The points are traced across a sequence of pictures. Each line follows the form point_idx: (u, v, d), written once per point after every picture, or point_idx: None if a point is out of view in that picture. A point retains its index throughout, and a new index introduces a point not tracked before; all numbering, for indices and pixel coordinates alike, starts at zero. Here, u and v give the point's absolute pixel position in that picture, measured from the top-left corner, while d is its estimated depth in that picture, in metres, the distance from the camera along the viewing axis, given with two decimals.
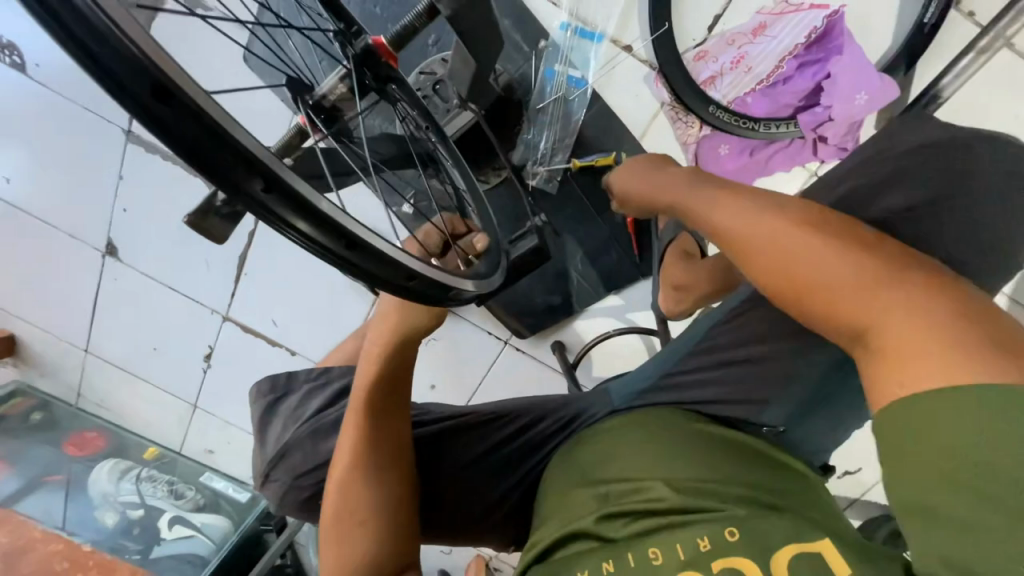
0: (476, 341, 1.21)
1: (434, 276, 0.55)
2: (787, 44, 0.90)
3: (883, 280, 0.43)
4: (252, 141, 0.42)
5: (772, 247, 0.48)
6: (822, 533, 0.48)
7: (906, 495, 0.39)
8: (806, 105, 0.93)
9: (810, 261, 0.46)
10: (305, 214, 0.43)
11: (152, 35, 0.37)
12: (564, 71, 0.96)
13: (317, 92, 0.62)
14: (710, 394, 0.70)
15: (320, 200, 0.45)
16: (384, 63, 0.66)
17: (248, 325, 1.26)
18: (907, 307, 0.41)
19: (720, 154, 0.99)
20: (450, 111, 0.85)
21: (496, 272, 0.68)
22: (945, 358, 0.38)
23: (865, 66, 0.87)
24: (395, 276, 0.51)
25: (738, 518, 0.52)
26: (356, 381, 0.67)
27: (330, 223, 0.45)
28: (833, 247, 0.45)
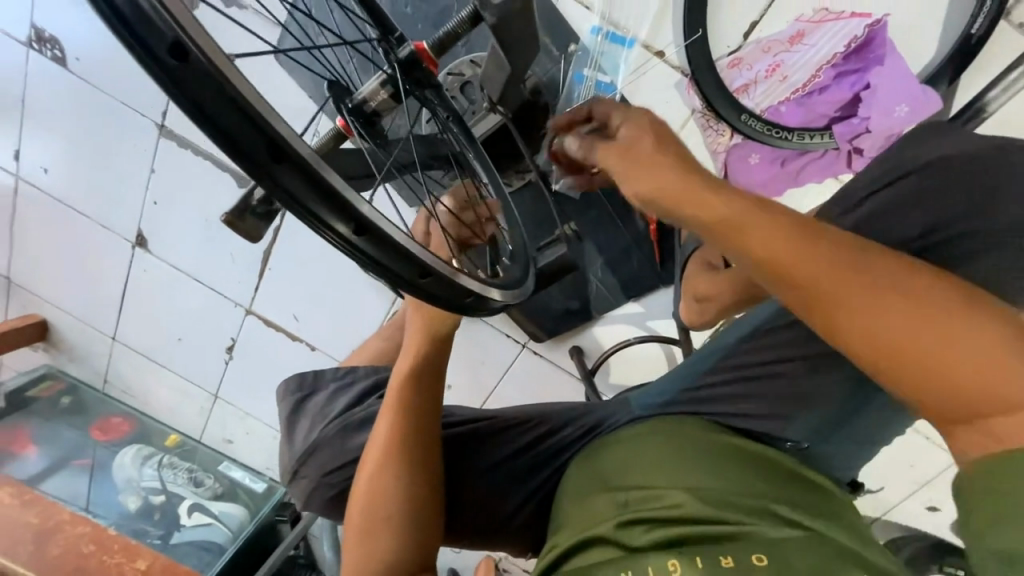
0: (494, 343, 1.21)
1: (468, 284, 0.54)
2: (825, 53, 0.88)
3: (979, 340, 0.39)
4: (312, 155, 0.41)
5: (895, 314, 0.41)
6: (858, 569, 0.49)
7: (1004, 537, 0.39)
8: (842, 116, 0.91)
9: (917, 331, 0.40)
10: (344, 215, 0.42)
11: (204, 27, 0.36)
12: (593, 76, 0.95)
13: (357, 97, 0.63)
14: (738, 408, 0.68)
15: (361, 202, 0.43)
16: (424, 69, 0.65)
17: (270, 318, 1.28)
18: (1004, 364, 0.39)
19: (750, 164, 0.97)
20: (478, 113, 0.84)
21: (525, 279, 0.67)
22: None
23: (907, 77, 0.85)
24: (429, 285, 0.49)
25: (764, 537, 0.52)
26: (392, 377, 0.68)
27: (385, 240, 0.45)
28: (894, 288, 0.42)
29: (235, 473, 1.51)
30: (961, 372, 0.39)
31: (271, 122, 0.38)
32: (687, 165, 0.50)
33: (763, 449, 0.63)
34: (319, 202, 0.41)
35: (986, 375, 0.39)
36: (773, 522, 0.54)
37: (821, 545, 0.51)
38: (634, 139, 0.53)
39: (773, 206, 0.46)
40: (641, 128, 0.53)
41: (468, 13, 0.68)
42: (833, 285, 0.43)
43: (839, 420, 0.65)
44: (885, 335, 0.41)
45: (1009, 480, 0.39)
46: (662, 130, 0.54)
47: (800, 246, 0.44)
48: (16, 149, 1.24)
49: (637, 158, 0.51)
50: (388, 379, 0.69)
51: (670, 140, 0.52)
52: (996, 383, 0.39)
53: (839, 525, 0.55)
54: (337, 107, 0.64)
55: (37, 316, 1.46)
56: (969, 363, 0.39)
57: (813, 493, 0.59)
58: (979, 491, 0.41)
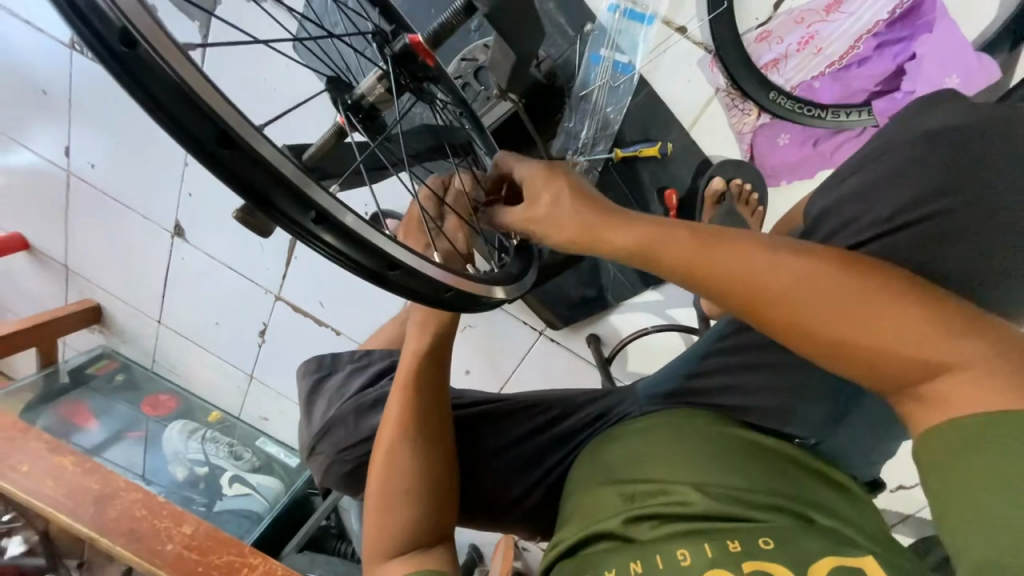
0: (510, 330, 1.22)
1: (467, 287, 0.55)
2: (866, 22, 0.81)
3: (921, 320, 0.40)
4: (275, 154, 0.41)
5: (820, 305, 0.42)
6: (864, 551, 0.48)
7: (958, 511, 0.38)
8: (882, 91, 0.84)
9: (862, 322, 0.41)
10: (328, 225, 0.44)
11: (182, 49, 0.37)
12: (610, 56, 0.90)
13: (356, 92, 0.61)
14: (751, 402, 0.64)
15: (345, 213, 0.45)
16: (420, 62, 0.62)
17: (298, 305, 1.33)
18: (950, 338, 0.39)
19: (779, 145, 0.92)
20: (489, 100, 0.81)
21: (528, 271, 0.67)
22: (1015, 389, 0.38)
23: (959, 45, 0.77)
24: (431, 290, 0.52)
25: (780, 531, 0.50)
26: (401, 366, 0.70)
27: (353, 235, 0.45)
28: (825, 282, 0.43)
29: (271, 448, 1.62)
30: (901, 350, 0.40)
31: (256, 145, 0.40)
32: (600, 205, 0.50)
33: (779, 443, 0.60)
34: (283, 197, 0.42)
35: (929, 351, 0.39)
36: (787, 517, 0.51)
37: (838, 542, 0.49)
38: (535, 197, 0.52)
39: (673, 228, 0.47)
40: (537, 177, 0.53)
41: (463, 2, 0.66)
42: (775, 292, 0.43)
43: (867, 415, 0.61)
44: (839, 330, 0.42)
45: (971, 452, 0.38)
46: (559, 173, 0.53)
47: (708, 262, 0.46)
48: (65, 145, 1.33)
49: (544, 213, 0.52)
50: (399, 368, 0.70)
51: (568, 181, 0.52)
52: (952, 358, 0.39)
53: (855, 526, 0.52)
54: (336, 101, 0.63)
55: (92, 301, 1.58)
56: (927, 345, 0.39)
57: (831, 488, 0.57)
58: (939, 461, 0.39)
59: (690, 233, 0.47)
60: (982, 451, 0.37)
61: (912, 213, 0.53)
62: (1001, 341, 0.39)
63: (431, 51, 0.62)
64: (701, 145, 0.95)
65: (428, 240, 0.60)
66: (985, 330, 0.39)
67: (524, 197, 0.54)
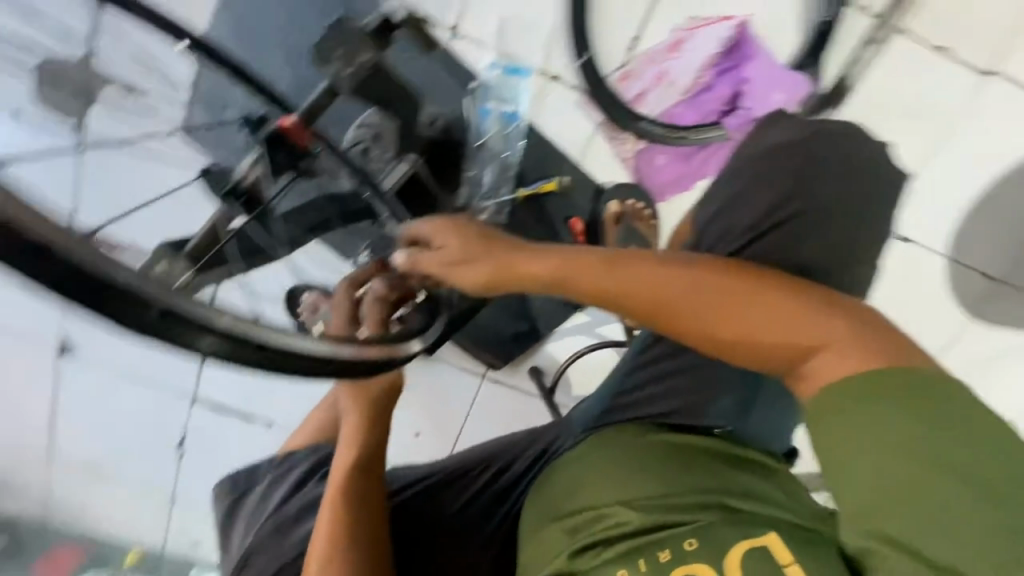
0: (451, 379, 1.20)
1: (363, 354, 0.57)
2: (704, 57, 0.95)
3: (801, 309, 0.42)
4: (134, 277, 0.43)
5: (709, 306, 0.43)
6: (766, 527, 0.50)
7: (859, 501, 0.40)
8: (729, 109, 0.97)
9: (753, 318, 0.42)
10: (210, 334, 0.47)
11: (13, 191, 0.38)
12: (497, 107, 0.94)
13: (235, 178, 0.65)
14: (672, 404, 0.65)
15: (222, 316, 0.48)
16: (293, 143, 0.64)
17: (222, 399, 1.21)
18: (830, 322, 0.41)
19: (658, 164, 1.03)
20: (389, 165, 0.81)
21: (430, 324, 0.68)
22: (859, 359, 0.40)
23: (775, 68, 0.93)
24: (324, 368, 0.54)
25: (702, 526, 0.51)
26: (335, 462, 0.64)
27: (237, 337, 0.49)
28: (716, 285, 0.43)
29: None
30: (774, 338, 0.42)
31: (111, 271, 0.41)
32: (497, 242, 0.50)
33: (702, 438, 0.61)
34: (167, 321, 0.44)
35: (815, 336, 0.41)
36: (713, 512, 0.52)
37: (745, 522, 0.51)
38: (443, 241, 0.50)
39: (580, 250, 0.47)
40: (438, 227, 0.52)
41: (329, 83, 0.71)
42: (674, 300, 0.44)
43: (776, 395, 0.67)
44: (735, 327, 0.43)
45: (863, 441, 0.39)
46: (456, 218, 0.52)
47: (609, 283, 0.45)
48: None
49: (451, 260, 0.49)
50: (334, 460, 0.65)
51: (468, 225, 0.51)
52: (835, 341, 0.41)
53: (778, 506, 0.53)
54: (220, 189, 0.67)
55: None
56: (810, 331, 0.41)
57: (757, 474, 0.58)
58: (840, 456, 0.40)
59: (588, 258, 0.46)
60: (866, 438, 0.39)
61: (770, 224, 0.60)
62: (851, 317, 0.41)
63: (305, 132, 0.65)
64: (595, 175, 1.05)
65: (348, 323, 0.59)
66: (853, 309, 0.42)
67: (431, 248, 0.51)
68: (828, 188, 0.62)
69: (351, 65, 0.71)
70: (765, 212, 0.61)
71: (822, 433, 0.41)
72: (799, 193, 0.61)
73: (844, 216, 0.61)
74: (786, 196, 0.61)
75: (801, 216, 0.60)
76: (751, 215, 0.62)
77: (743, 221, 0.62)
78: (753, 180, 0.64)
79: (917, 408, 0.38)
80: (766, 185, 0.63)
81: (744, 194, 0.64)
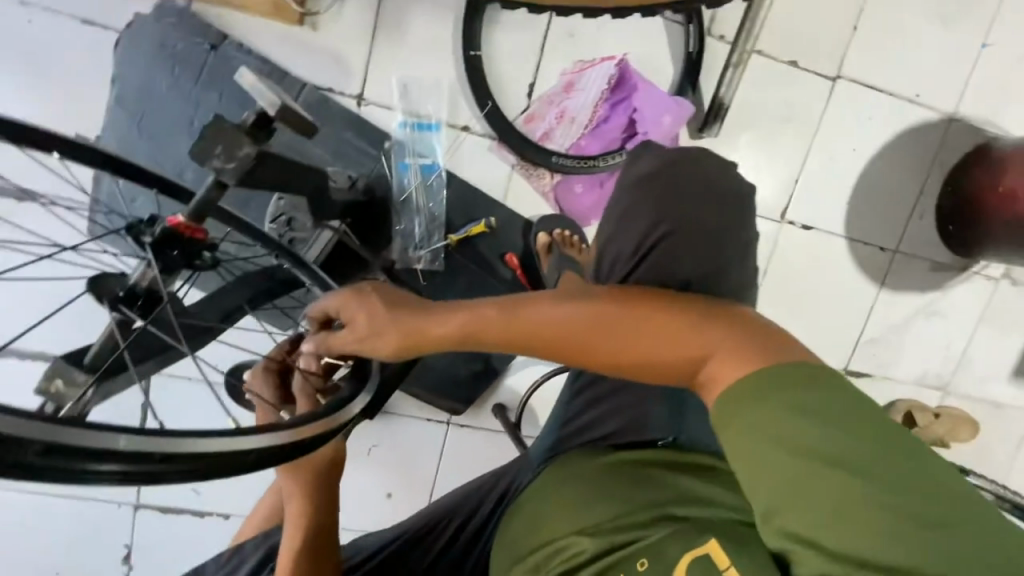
0: (415, 433, 1.16)
1: (287, 437, 0.56)
2: (596, 94, 1.04)
3: (678, 324, 0.45)
4: (13, 422, 0.41)
5: (597, 335, 0.46)
6: (710, 535, 0.49)
7: (770, 501, 0.39)
8: (629, 135, 1.07)
9: (637, 339, 0.45)
10: (110, 458, 0.45)
11: None
12: (416, 162, 1.01)
13: (129, 282, 0.58)
14: (614, 425, 0.68)
15: (116, 436, 0.46)
16: (190, 240, 0.59)
17: (166, 502, 1.08)
18: (709, 332, 0.44)
19: (576, 192, 1.09)
20: (313, 235, 0.87)
21: (363, 390, 0.67)
22: (744, 357, 0.42)
23: (660, 95, 1.04)
24: (243, 461, 0.54)
25: (651, 545, 0.51)
26: (282, 550, 0.60)
27: (140, 456, 0.47)
28: (601, 314, 0.46)
29: None
30: (660, 354, 0.45)
31: None
32: (400, 307, 0.52)
33: (641, 452, 0.63)
34: (55, 456, 0.43)
35: (698, 346, 0.44)
36: (663, 525, 0.53)
37: (689, 535, 0.50)
38: (353, 317, 0.53)
39: (475, 305, 0.50)
40: (346, 300, 0.54)
41: (214, 177, 0.57)
42: (566, 334, 0.47)
43: None
44: (623, 351, 0.46)
45: (760, 439, 0.39)
46: (364, 290, 0.55)
47: (506, 329, 0.48)
48: None
49: (363, 332, 0.52)
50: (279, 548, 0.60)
51: (373, 294, 0.54)
52: (717, 349, 0.43)
53: (724, 507, 0.54)
54: (105, 299, 0.58)
55: None
56: (692, 342, 0.44)
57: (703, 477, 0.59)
58: (762, 464, 0.39)
59: (486, 308, 0.50)
60: (762, 440, 0.39)
61: (650, 244, 0.66)
62: (721, 317, 0.45)
63: (198, 224, 0.60)
64: (520, 210, 1.09)
65: (272, 405, 0.62)
66: (732, 317, 0.45)
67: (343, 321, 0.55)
68: (696, 206, 0.68)
69: (232, 161, 0.56)
70: (644, 232, 0.67)
71: (726, 441, 0.41)
72: (671, 210, 0.68)
73: (726, 221, 0.68)
74: (656, 221, 0.67)
75: (674, 234, 0.66)
76: (628, 242, 0.67)
77: (624, 248, 0.68)
78: (631, 205, 0.69)
79: (803, 400, 0.39)
80: (642, 209, 0.68)
81: (625, 216, 0.69)
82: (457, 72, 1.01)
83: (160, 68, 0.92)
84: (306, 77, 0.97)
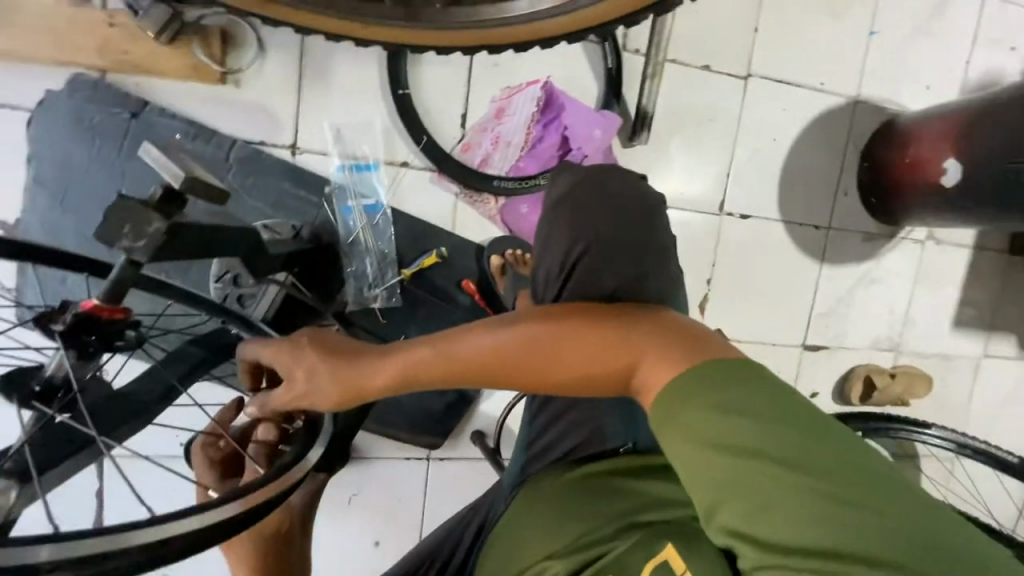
0: (395, 474, 1.14)
1: (237, 506, 0.54)
2: (526, 117, 1.08)
3: (606, 339, 0.48)
4: None
5: (535, 359, 0.48)
6: (666, 541, 0.51)
7: (708, 498, 0.41)
8: (564, 152, 1.10)
9: (572, 358, 0.48)
10: (38, 572, 0.44)
11: None
12: (358, 204, 1.02)
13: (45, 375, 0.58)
14: (575, 439, 0.69)
15: (40, 546, 0.45)
16: (104, 322, 0.57)
17: None
18: (636, 343, 0.47)
19: (523, 212, 1.11)
20: (257, 293, 0.84)
21: (315, 444, 0.65)
22: (669, 362, 0.45)
23: (587, 112, 1.08)
24: (196, 540, 0.52)
25: (617, 560, 0.52)
26: None
27: (72, 560, 0.45)
28: (536, 340, 0.48)
29: None
30: (594, 368, 0.47)
31: None
32: (338, 357, 0.51)
33: (602, 465, 0.64)
34: None
35: (627, 356, 0.47)
36: (627, 537, 0.54)
37: (651, 540, 0.52)
38: (293, 375, 0.53)
39: (413, 345, 0.51)
40: (285, 356, 0.53)
41: (124, 256, 0.57)
42: (507, 361, 0.48)
43: None
44: (561, 369, 0.48)
45: (693, 443, 0.41)
46: (301, 344, 0.53)
47: (446, 363, 0.49)
48: None
49: (305, 387, 0.52)
50: None
51: (310, 346, 0.52)
52: (642, 355, 0.47)
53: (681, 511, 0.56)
54: (22, 396, 0.57)
55: None
56: (620, 353, 0.47)
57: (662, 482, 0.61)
58: (687, 464, 0.42)
59: (424, 348, 0.50)
60: (692, 440, 0.41)
61: (575, 258, 0.68)
62: (646, 329, 0.48)
63: (117, 305, 0.58)
64: (470, 237, 1.10)
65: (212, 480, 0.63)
66: (655, 324, 0.48)
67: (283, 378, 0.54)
68: (614, 219, 0.71)
69: (141, 238, 0.55)
70: (566, 251, 0.69)
71: (666, 446, 0.43)
72: (592, 224, 0.70)
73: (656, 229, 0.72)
74: (574, 238, 0.70)
75: (593, 248, 0.69)
76: (555, 261, 0.69)
77: (551, 267, 0.69)
78: (555, 224, 0.71)
79: (727, 400, 0.42)
80: (563, 228, 0.71)
81: (548, 237, 0.71)
82: (388, 113, 1.03)
83: (81, 144, 0.90)
84: (235, 133, 0.97)
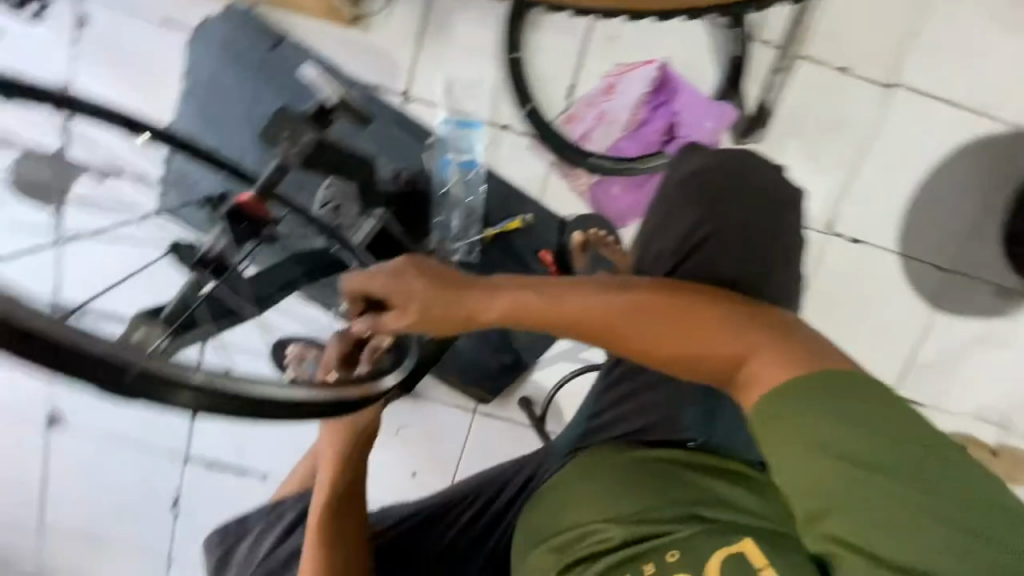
0: (442, 418, 1.21)
1: (327, 395, 0.61)
2: (635, 97, 1.05)
3: (721, 327, 0.48)
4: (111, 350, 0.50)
5: (648, 332, 0.49)
6: (741, 534, 0.52)
7: (809, 505, 0.42)
8: (668, 139, 1.06)
9: (685, 339, 0.48)
10: (184, 388, 0.54)
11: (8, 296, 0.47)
12: (456, 159, 1.05)
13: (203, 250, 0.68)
14: (642, 422, 0.69)
15: (192, 372, 0.55)
16: (253, 215, 0.68)
17: (213, 460, 1.16)
18: (750, 337, 0.47)
19: (613, 193, 1.10)
20: (359, 222, 0.82)
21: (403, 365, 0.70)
22: (779, 360, 0.46)
23: (700, 101, 1.04)
24: (293, 411, 0.59)
25: (682, 539, 0.54)
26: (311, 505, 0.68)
27: (208, 389, 0.55)
28: (654, 317, 0.49)
29: None
30: (704, 352, 0.48)
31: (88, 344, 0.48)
32: (450, 289, 0.54)
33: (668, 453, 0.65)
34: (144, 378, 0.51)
35: (739, 348, 0.47)
36: (691, 522, 0.56)
37: (723, 531, 0.53)
38: (405, 302, 0.54)
39: (524, 293, 0.52)
40: (399, 279, 0.54)
41: (276, 161, 0.73)
42: (624, 330, 0.50)
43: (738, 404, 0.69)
44: (672, 348, 0.49)
45: (810, 449, 0.42)
46: (419, 272, 0.55)
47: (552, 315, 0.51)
48: None
49: (418, 313, 0.53)
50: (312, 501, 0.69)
51: (427, 275, 0.55)
52: (751, 349, 0.47)
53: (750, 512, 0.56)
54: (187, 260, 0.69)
55: None
56: (730, 342, 0.47)
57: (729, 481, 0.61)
58: (791, 469, 0.43)
59: (538, 298, 0.52)
60: (803, 444, 0.42)
61: (697, 239, 0.68)
62: (758, 324, 0.48)
63: (261, 202, 0.69)
64: (555, 209, 1.11)
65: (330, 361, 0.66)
66: (767, 320, 0.48)
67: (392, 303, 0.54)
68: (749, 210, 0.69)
69: (295, 144, 0.73)
70: (689, 231, 0.68)
71: (770, 447, 0.44)
72: (721, 210, 0.69)
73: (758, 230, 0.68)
74: (705, 218, 0.69)
75: (718, 233, 0.68)
76: (672, 239, 0.69)
77: (667, 243, 0.70)
78: (682, 200, 0.70)
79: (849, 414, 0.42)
80: (691, 205, 0.69)
81: (671, 211, 0.71)
82: (498, 73, 1.05)
83: (228, 68, 1.01)
84: (357, 74, 1.04)
